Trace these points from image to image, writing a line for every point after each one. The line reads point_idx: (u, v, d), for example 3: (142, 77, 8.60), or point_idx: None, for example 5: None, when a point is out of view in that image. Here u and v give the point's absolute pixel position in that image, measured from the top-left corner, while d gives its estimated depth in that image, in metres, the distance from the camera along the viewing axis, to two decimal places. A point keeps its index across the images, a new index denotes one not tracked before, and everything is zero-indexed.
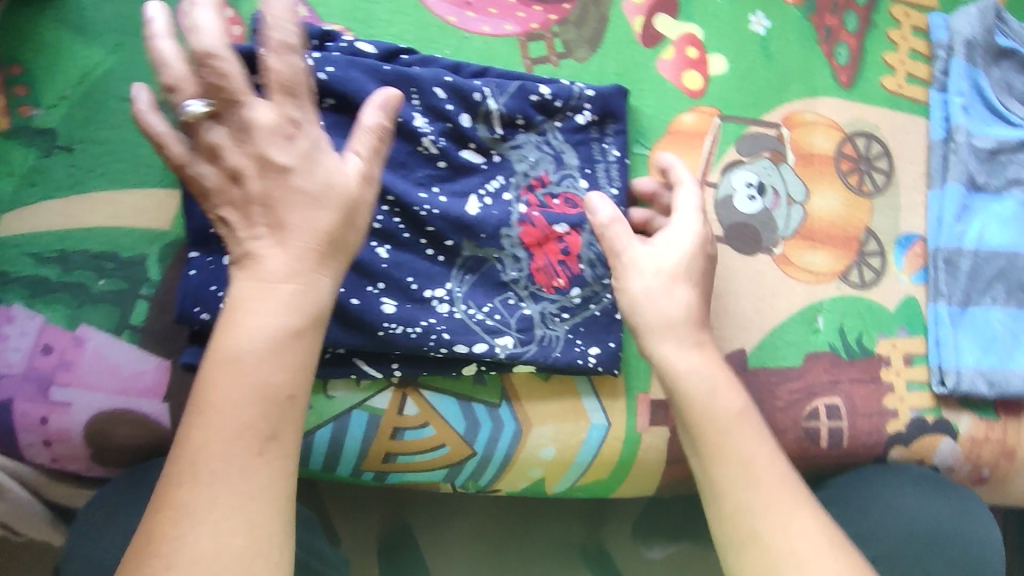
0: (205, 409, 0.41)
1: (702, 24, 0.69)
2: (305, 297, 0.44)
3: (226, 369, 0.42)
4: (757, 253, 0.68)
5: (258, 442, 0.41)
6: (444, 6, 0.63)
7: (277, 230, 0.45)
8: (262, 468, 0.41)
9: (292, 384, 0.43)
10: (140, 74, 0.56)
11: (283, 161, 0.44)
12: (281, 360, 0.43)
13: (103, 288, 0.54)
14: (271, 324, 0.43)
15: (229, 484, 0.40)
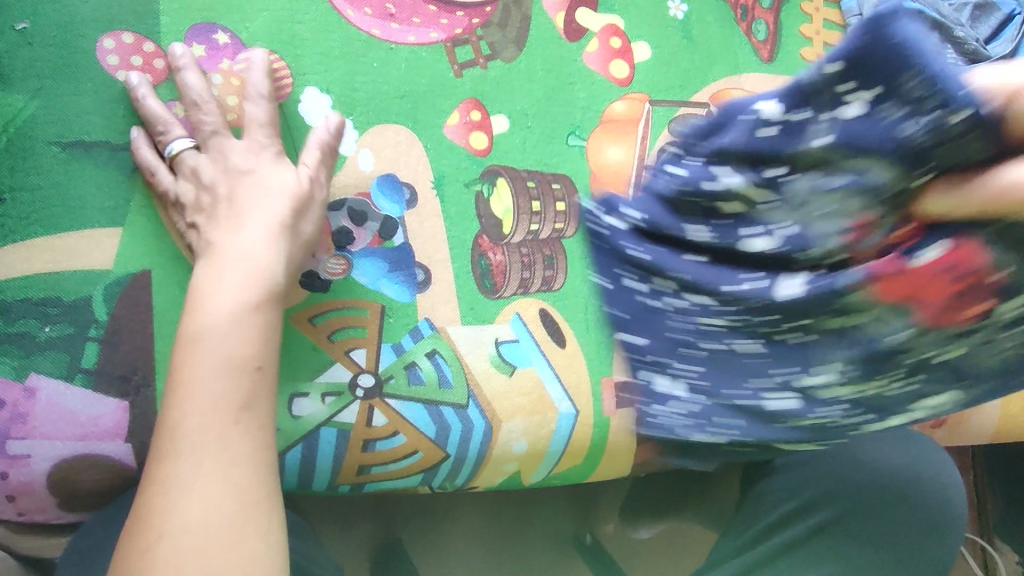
0: (180, 389, 0.46)
1: (622, 15, 0.71)
2: (263, 273, 0.51)
3: (196, 347, 0.47)
4: None
5: (233, 410, 0.46)
6: (368, 21, 0.63)
7: (235, 223, 0.52)
8: (239, 436, 0.46)
9: (250, 353, 0.48)
10: (67, 116, 0.55)
11: (245, 168, 0.54)
12: (238, 338, 0.48)
13: (50, 335, 0.53)
14: (233, 299, 0.49)
15: (210, 452, 0.44)
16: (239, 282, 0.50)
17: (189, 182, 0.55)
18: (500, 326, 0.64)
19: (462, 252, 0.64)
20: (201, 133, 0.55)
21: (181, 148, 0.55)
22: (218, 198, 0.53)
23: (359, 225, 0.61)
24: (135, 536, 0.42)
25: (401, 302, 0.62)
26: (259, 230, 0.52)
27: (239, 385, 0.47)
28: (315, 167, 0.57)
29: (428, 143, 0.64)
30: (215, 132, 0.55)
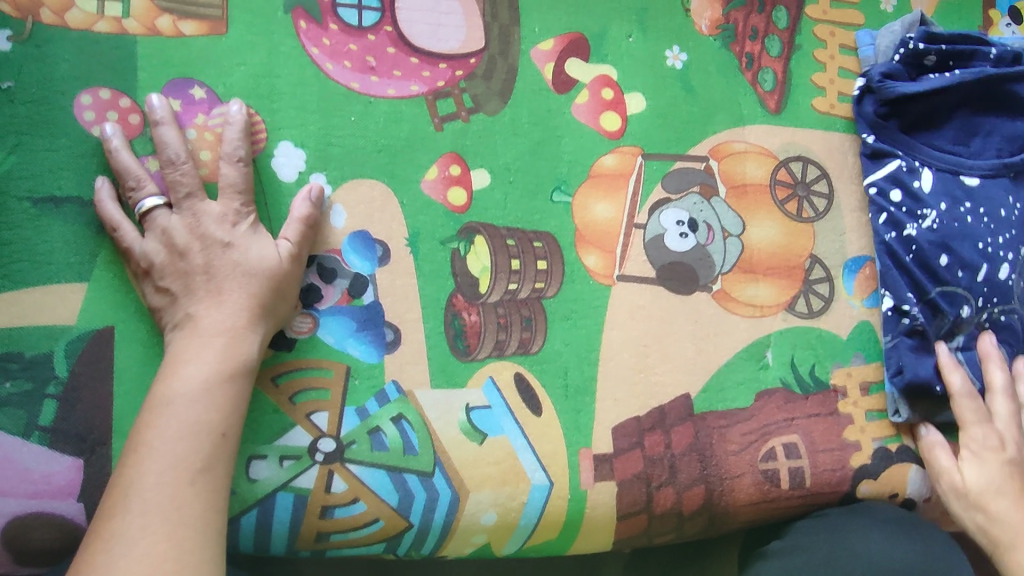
0: (140, 450, 0.48)
1: (616, 65, 0.67)
2: (238, 345, 0.53)
3: (163, 411, 0.49)
4: (695, 292, 0.67)
5: (193, 471, 0.48)
6: (346, 74, 0.61)
7: (213, 295, 0.54)
8: (194, 495, 0.48)
9: (214, 419, 0.51)
10: (41, 172, 0.55)
11: (224, 239, 0.54)
12: (204, 409, 0.50)
13: (9, 392, 0.53)
14: (204, 370, 0.51)
15: (162, 509, 0.46)
16: (218, 351, 0.52)
17: (159, 242, 0.54)
18: (472, 390, 0.61)
19: (435, 311, 0.61)
20: (173, 193, 0.55)
21: (152, 205, 0.55)
22: (192, 267, 0.54)
23: (327, 283, 0.59)
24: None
25: (367, 363, 0.59)
26: (238, 304, 0.54)
27: (205, 449, 0.50)
28: (299, 242, 0.57)
29: (404, 198, 0.62)
30: (189, 194, 0.55)
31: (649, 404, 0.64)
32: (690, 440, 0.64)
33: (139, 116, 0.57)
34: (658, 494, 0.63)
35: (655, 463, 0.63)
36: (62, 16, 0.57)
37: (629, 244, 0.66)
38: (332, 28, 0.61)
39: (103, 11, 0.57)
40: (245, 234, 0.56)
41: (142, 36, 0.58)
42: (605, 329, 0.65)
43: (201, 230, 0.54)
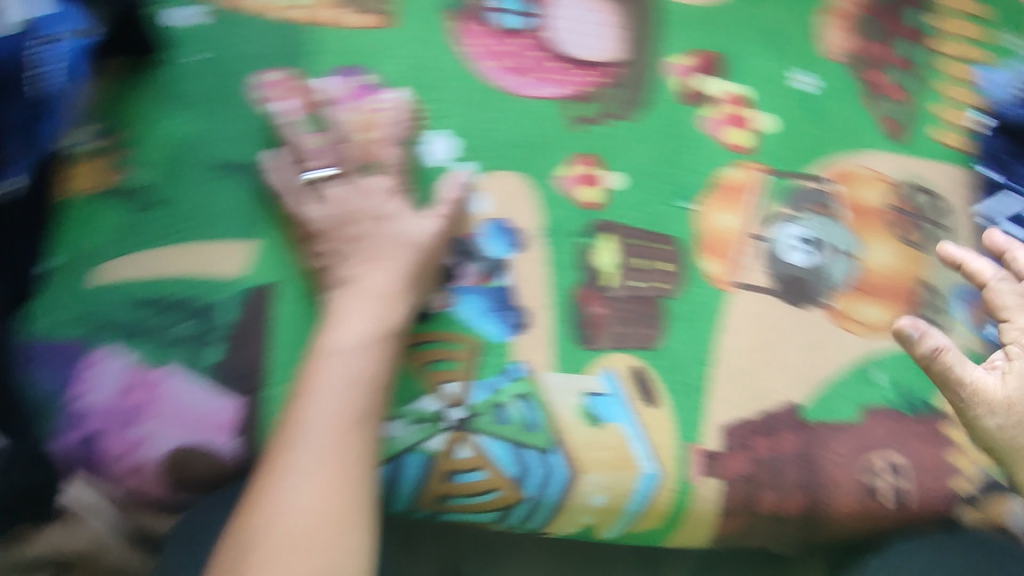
0: (309, 394, 0.53)
1: (748, 84, 0.71)
2: (392, 308, 0.57)
3: (329, 361, 0.54)
4: (807, 306, 0.69)
5: (352, 420, 0.53)
6: (501, 73, 0.66)
7: (373, 259, 0.58)
8: (355, 440, 0.53)
9: (368, 373, 0.55)
10: (223, 137, 0.60)
11: (379, 211, 0.60)
12: (361, 364, 0.55)
13: (179, 332, 0.57)
14: (363, 327, 0.56)
15: (327, 451, 0.52)
16: (376, 311, 0.57)
17: (326, 210, 0.59)
18: (591, 377, 0.65)
19: (563, 300, 0.65)
20: (348, 165, 0.61)
21: (322, 176, 0.60)
22: (356, 234, 0.59)
23: (468, 262, 0.64)
24: (255, 509, 0.50)
25: (498, 341, 0.63)
26: (395, 269, 0.58)
27: (362, 400, 0.54)
28: (447, 218, 0.61)
29: (542, 190, 0.66)
30: (360, 168, 0.61)
31: (758, 408, 0.67)
32: (797, 447, 0.67)
33: (308, 96, 0.61)
34: (761, 495, 0.66)
35: (763, 465, 0.66)
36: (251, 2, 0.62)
37: (746, 254, 0.69)
38: (490, 32, 0.66)
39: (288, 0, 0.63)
40: (397, 208, 0.60)
41: (322, 25, 0.63)
42: (723, 333, 0.67)
43: (372, 203, 0.60)
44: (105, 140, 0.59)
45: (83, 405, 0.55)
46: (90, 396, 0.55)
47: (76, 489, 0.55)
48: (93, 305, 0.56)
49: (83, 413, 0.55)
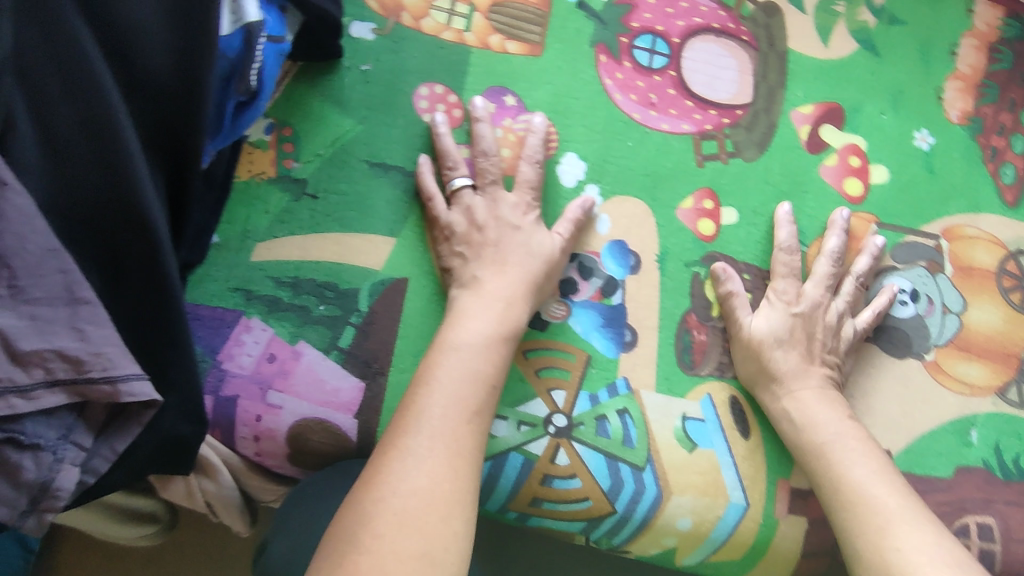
0: (430, 382, 0.56)
1: (866, 136, 0.73)
2: (513, 312, 0.61)
3: (451, 355, 0.58)
4: (908, 358, 0.70)
5: (468, 412, 0.56)
6: (632, 105, 0.70)
7: (499, 266, 0.62)
8: (468, 432, 0.55)
9: (485, 371, 0.58)
10: (378, 141, 0.66)
11: (517, 222, 0.64)
12: (479, 361, 0.58)
13: (322, 313, 0.62)
14: (485, 328, 0.59)
15: (444, 437, 0.54)
16: (496, 314, 0.60)
17: (461, 216, 0.64)
18: (690, 401, 0.67)
19: (669, 324, 0.68)
20: (481, 177, 0.65)
21: (462, 185, 0.65)
22: (485, 240, 0.63)
23: (584, 279, 0.67)
24: (372, 485, 0.51)
25: (606, 356, 0.66)
26: (517, 277, 0.62)
27: (478, 395, 0.57)
28: (568, 238, 0.65)
29: (659, 219, 0.69)
30: (494, 181, 0.65)
31: None
32: None
33: (462, 112, 0.67)
34: None
35: None
36: (418, 22, 0.68)
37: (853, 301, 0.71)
38: (626, 66, 0.71)
39: (451, 23, 0.68)
40: (531, 224, 0.65)
41: (475, 48, 0.68)
42: None
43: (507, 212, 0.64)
44: (272, 134, 0.64)
45: (229, 368, 0.60)
46: (236, 361, 0.60)
47: (212, 441, 0.60)
48: (246, 280, 0.62)
49: (227, 375, 0.60)
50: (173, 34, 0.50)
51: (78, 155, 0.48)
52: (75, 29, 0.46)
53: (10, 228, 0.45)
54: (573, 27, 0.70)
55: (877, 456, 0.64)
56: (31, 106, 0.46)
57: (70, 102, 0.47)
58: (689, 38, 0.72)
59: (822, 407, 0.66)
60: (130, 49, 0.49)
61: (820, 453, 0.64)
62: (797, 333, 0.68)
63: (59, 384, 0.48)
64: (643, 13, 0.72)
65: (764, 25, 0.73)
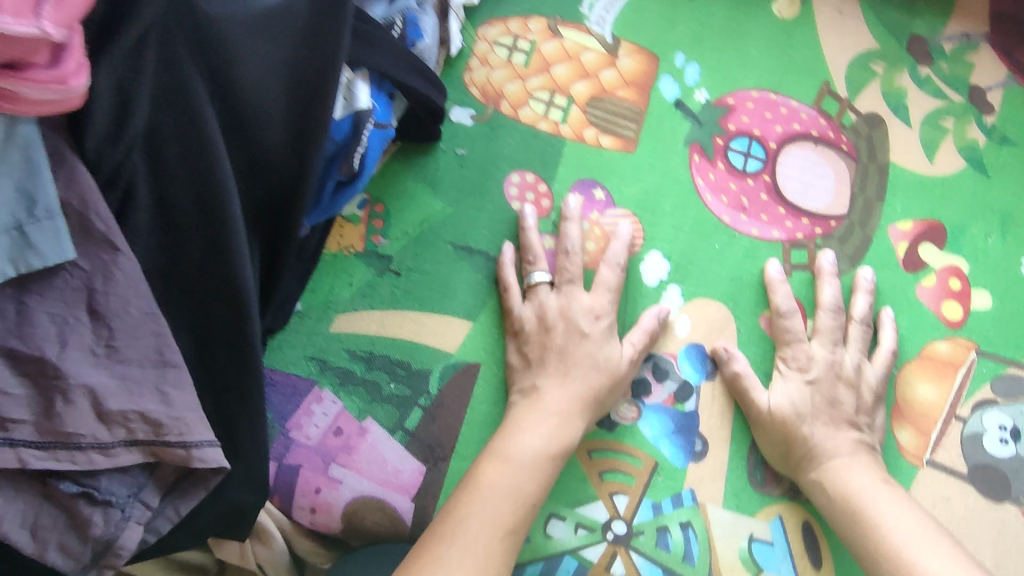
0: (473, 491, 0.54)
1: (969, 259, 0.69)
2: (567, 430, 0.59)
3: (502, 465, 0.56)
4: (1005, 502, 0.65)
5: (504, 529, 0.53)
6: (722, 207, 0.69)
7: (562, 376, 0.60)
8: (500, 551, 0.52)
9: (531, 485, 0.56)
10: (465, 225, 0.67)
11: (586, 329, 0.62)
12: (527, 475, 0.56)
13: (392, 391, 0.62)
14: (539, 443, 0.57)
15: (477, 551, 0.51)
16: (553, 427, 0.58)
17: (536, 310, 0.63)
18: (760, 522, 0.63)
19: (744, 437, 0.65)
20: (559, 275, 0.64)
21: (539, 281, 0.64)
22: (552, 347, 0.61)
23: (659, 381, 0.65)
24: None
25: (673, 465, 0.63)
26: (578, 392, 0.60)
27: (521, 514, 0.55)
28: (641, 349, 0.63)
29: (740, 325, 0.67)
30: (571, 280, 0.63)
31: None
32: None
33: (550, 202, 0.68)
34: None
35: None
36: (517, 111, 0.69)
37: (945, 433, 0.66)
38: (720, 167, 0.70)
39: (548, 114, 0.69)
40: (602, 331, 0.62)
41: (570, 140, 0.69)
42: None
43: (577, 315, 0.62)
44: (365, 210, 0.66)
45: (295, 437, 0.60)
46: (303, 430, 0.61)
47: (269, 506, 0.60)
48: (322, 349, 0.63)
49: (292, 444, 0.60)
50: (288, 111, 0.51)
51: (189, 225, 0.48)
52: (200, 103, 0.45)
53: (115, 290, 0.44)
54: (669, 125, 0.70)
55: (916, 516, 0.57)
56: (151, 174, 0.46)
57: (187, 172, 0.47)
58: (786, 143, 0.71)
59: (850, 473, 0.60)
60: (249, 124, 0.49)
61: (855, 513, 0.58)
62: (819, 400, 0.63)
63: (137, 443, 0.46)
64: (741, 116, 0.71)
65: (866, 136, 0.71)
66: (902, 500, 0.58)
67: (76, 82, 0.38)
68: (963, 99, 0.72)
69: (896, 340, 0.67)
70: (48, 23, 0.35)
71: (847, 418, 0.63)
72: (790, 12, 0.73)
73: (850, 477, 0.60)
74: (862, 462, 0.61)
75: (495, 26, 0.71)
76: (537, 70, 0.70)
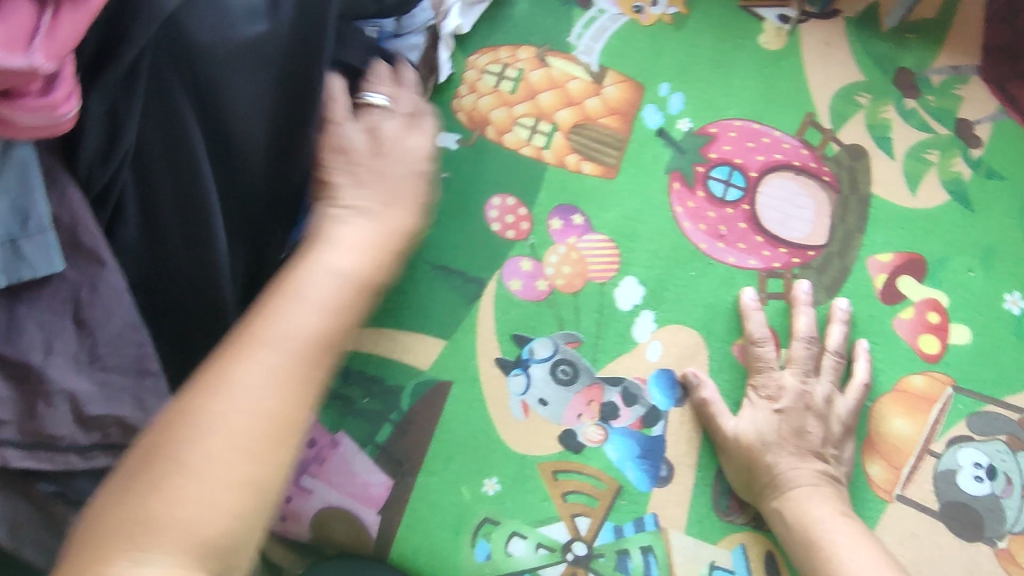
0: (268, 321, 0.38)
1: (949, 293, 0.69)
2: (374, 267, 0.46)
3: (306, 284, 0.41)
4: (976, 541, 0.65)
5: (306, 368, 0.38)
6: (699, 235, 0.70)
7: (380, 192, 0.52)
8: (286, 389, 0.37)
9: (325, 325, 0.39)
10: (443, 244, 0.67)
11: (417, 163, 0.55)
12: (320, 301, 0.40)
13: (364, 406, 0.64)
14: (352, 265, 0.44)
15: (258, 407, 0.35)
16: (340, 296, 0.42)
17: (361, 133, 0.53)
18: (721, 550, 0.64)
19: (710, 463, 0.65)
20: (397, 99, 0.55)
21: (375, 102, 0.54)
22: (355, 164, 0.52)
23: (627, 405, 0.66)
24: (163, 453, 0.33)
25: (637, 489, 0.64)
26: (385, 221, 0.50)
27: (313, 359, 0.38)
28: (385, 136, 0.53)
29: (713, 353, 0.67)
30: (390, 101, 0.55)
31: None
32: None
33: (529, 224, 0.68)
34: None
35: None
36: (501, 137, 0.70)
37: (918, 468, 0.66)
38: (699, 195, 0.70)
39: (531, 140, 0.70)
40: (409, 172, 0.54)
41: (551, 164, 0.70)
42: None
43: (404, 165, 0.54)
44: None
45: None
46: None
47: None
48: None
49: None
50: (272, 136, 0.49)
51: (171, 235, 0.49)
52: (186, 128, 0.45)
53: (100, 302, 0.45)
54: (651, 153, 0.71)
55: (871, 551, 0.57)
56: (138, 176, 0.47)
57: (172, 187, 0.47)
58: (767, 173, 0.71)
59: (811, 503, 0.60)
60: (234, 149, 0.48)
61: (813, 546, 0.59)
62: (785, 430, 0.63)
63: (113, 448, 0.47)
64: (723, 146, 0.71)
65: (848, 167, 0.71)
66: (857, 533, 0.59)
67: (66, 109, 0.38)
68: (949, 133, 0.72)
69: (870, 373, 0.67)
70: (37, 56, 0.34)
71: (813, 448, 0.63)
72: (778, 43, 0.73)
73: (810, 508, 0.60)
74: (821, 493, 0.61)
75: (485, 54, 0.72)
76: (523, 97, 0.71)
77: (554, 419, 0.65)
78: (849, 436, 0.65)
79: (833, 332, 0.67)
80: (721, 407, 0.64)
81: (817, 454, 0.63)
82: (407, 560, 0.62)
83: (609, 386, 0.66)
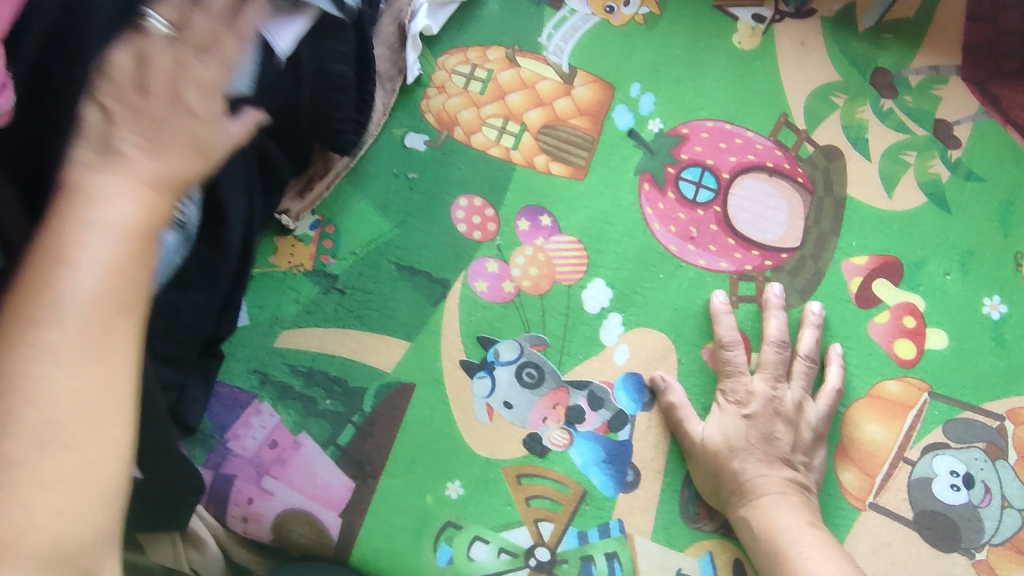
0: (30, 306, 0.27)
1: (926, 297, 0.68)
2: (152, 195, 0.31)
3: (81, 236, 0.28)
4: (952, 551, 0.63)
5: (105, 356, 0.28)
6: (669, 236, 0.69)
7: (144, 118, 0.32)
8: (94, 393, 0.27)
9: (115, 286, 0.28)
10: (410, 246, 0.68)
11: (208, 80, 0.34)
12: (98, 253, 0.28)
13: (327, 407, 0.64)
14: (135, 199, 0.30)
15: (54, 425, 0.26)
16: (125, 250, 0.29)
17: (131, 59, 0.33)
18: (688, 557, 0.63)
19: (677, 469, 0.64)
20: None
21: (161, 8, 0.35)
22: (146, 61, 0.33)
23: (593, 409, 0.65)
24: None
25: (602, 494, 0.63)
26: (177, 140, 0.32)
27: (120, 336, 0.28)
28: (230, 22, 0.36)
29: (682, 356, 0.66)
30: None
31: None
32: None
33: (496, 225, 0.68)
34: None
35: None
36: (469, 137, 0.71)
37: (892, 476, 0.64)
38: (669, 196, 0.70)
39: (499, 140, 0.70)
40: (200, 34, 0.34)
41: (520, 165, 0.70)
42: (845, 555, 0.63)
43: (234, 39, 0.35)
44: (316, 231, 0.68)
45: (232, 447, 0.63)
46: (240, 441, 0.63)
47: (205, 512, 0.61)
48: (264, 363, 0.65)
49: (228, 454, 0.62)
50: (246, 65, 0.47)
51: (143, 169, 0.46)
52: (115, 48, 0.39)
53: None
54: (621, 154, 0.70)
55: (840, 565, 0.55)
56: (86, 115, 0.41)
57: None
58: (739, 174, 0.70)
59: (777, 512, 0.58)
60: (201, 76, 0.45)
61: (779, 557, 0.57)
62: (753, 435, 0.61)
63: None
64: (695, 146, 0.71)
65: (823, 168, 0.70)
66: (827, 545, 0.56)
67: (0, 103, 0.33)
68: (927, 134, 0.71)
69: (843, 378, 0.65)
70: None
71: (782, 455, 0.61)
72: (751, 43, 0.73)
73: (776, 518, 0.58)
74: (790, 501, 0.59)
75: (454, 55, 0.72)
76: (492, 98, 0.72)
77: (519, 423, 0.64)
78: (820, 442, 0.63)
79: (805, 335, 0.65)
80: (687, 410, 0.63)
81: (787, 461, 0.61)
82: (368, 564, 0.62)
83: (575, 389, 0.65)
